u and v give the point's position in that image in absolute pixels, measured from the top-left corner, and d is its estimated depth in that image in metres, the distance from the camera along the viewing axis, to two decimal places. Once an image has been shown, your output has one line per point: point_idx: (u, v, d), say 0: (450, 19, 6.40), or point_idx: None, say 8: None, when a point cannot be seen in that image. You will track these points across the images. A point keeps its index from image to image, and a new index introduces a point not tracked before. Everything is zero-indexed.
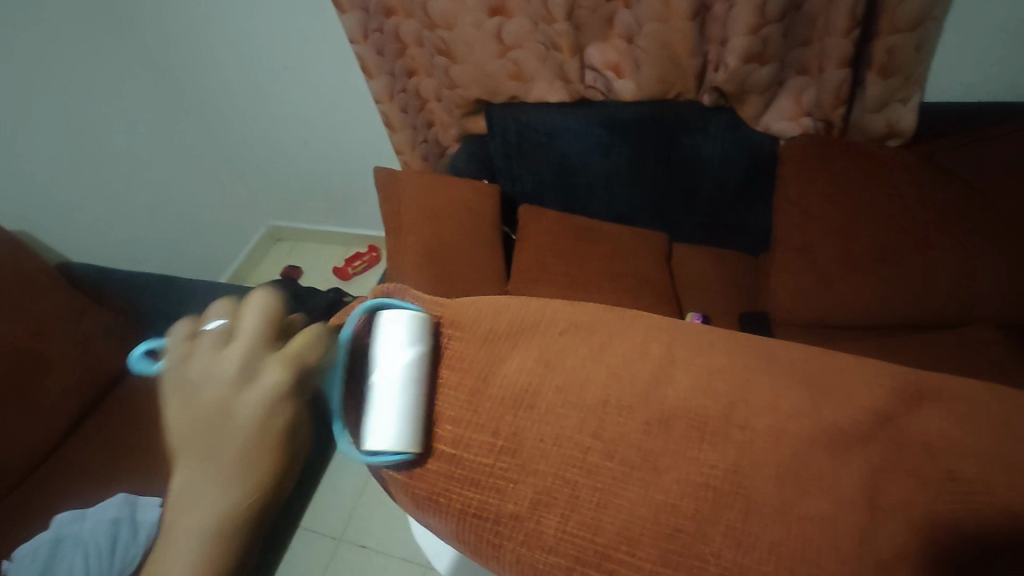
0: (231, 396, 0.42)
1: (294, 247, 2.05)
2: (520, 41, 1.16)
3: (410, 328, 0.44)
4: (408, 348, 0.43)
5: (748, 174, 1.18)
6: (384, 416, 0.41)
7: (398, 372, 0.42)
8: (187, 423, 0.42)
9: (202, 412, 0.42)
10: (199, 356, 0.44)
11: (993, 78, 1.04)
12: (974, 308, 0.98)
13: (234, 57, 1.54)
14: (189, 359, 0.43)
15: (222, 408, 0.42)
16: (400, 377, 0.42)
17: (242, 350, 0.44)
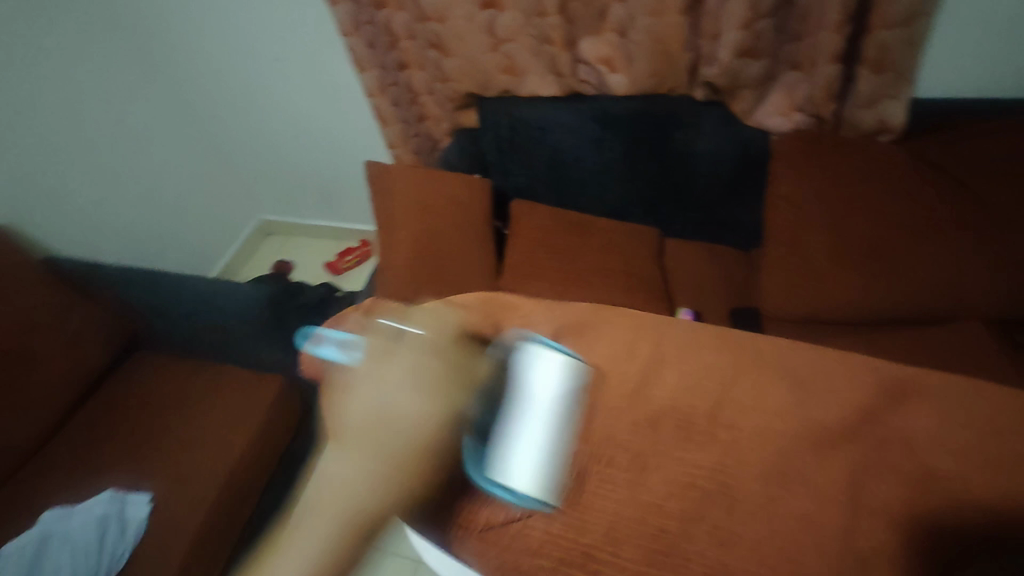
0: (407, 400, 0.65)
1: (285, 241, 2.04)
2: (512, 35, 1.15)
3: (562, 375, 0.59)
4: (559, 388, 0.58)
5: (741, 169, 1.18)
6: (529, 444, 0.54)
7: (549, 411, 0.56)
8: (368, 417, 0.63)
9: (380, 409, 0.64)
10: (388, 363, 0.70)
11: (985, 73, 1.04)
12: (962, 304, 0.99)
13: (224, 49, 1.52)
14: (388, 360, 0.70)
15: (395, 412, 0.64)
16: (548, 416, 0.56)
17: (404, 365, 0.69)
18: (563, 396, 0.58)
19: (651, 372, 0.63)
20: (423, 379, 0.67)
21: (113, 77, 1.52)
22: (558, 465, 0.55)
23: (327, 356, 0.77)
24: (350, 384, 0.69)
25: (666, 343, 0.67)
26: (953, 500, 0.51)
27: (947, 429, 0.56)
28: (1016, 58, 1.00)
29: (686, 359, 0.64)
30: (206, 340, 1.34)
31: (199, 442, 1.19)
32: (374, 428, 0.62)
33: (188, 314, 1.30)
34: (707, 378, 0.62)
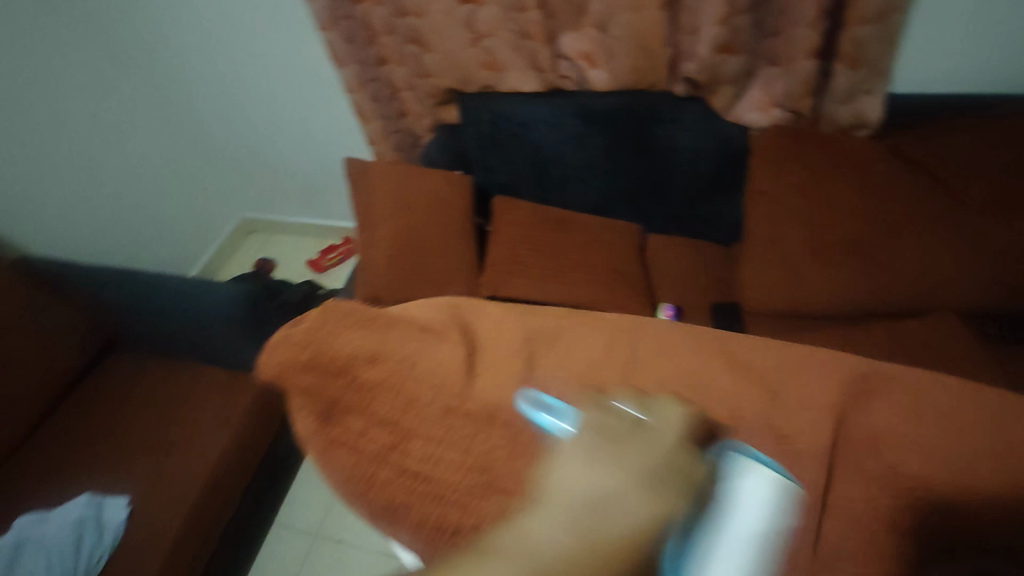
0: (638, 494, 0.42)
1: (266, 239, 2.01)
2: (492, 30, 1.14)
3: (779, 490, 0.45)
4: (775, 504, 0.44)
5: (721, 165, 1.19)
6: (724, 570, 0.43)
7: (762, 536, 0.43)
8: (582, 505, 0.42)
9: (601, 496, 0.42)
10: (610, 440, 0.46)
11: (960, 68, 1.05)
12: (936, 297, 1.00)
13: (201, 43, 1.50)
14: (599, 436, 0.47)
15: (608, 505, 0.41)
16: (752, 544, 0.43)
17: (631, 449, 0.45)
18: (773, 526, 0.44)
19: (626, 373, 0.64)
20: (650, 471, 0.44)
21: (87, 72, 1.48)
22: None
23: (543, 426, 0.52)
24: (562, 461, 0.45)
25: (641, 347, 0.66)
26: (910, 497, 0.53)
27: (909, 425, 0.57)
28: (988, 54, 1.02)
29: (660, 363, 0.64)
30: (183, 340, 1.31)
31: (177, 445, 1.18)
32: (608, 525, 0.40)
33: (164, 314, 1.27)
34: (678, 383, 0.62)
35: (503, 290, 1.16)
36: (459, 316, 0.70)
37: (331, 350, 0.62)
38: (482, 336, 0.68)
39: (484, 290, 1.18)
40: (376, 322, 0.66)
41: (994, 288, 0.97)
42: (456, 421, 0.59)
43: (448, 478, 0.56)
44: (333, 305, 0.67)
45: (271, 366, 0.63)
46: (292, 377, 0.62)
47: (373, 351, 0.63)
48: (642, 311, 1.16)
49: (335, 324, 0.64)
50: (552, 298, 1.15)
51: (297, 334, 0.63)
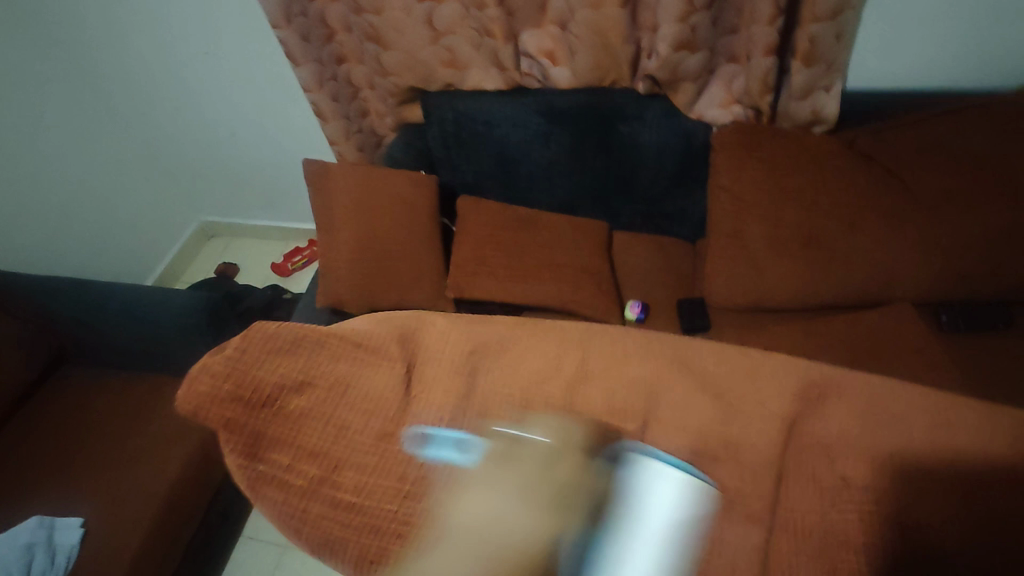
0: (538, 513, 0.47)
1: (228, 243, 1.96)
2: (452, 27, 1.13)
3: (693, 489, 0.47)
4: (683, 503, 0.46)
5: (684, 162, 1.19)
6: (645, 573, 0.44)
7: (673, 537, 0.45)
8: (477, 539, 0.46)
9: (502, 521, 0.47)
10: (501, 471, 0.50)
11: (910, 63, 1.08)
12: (892, 288, 1.03)
13: (152, 41, 1.42)
14: (497, 467, 0.50)
15: (506, 535, 0.46)
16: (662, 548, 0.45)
17: (520, 475, 0.49)
18: (681, 519, 0.46)
19: (579, 388, 0.58)
20: (536, 493, 0.48)
21: (22, 73, 1.40)
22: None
23: (431, 461, 0.52)
24: (453, 496, 0.50)
25: (595, 355, 0.60)
26: (867, 510, 0.49)
27: (862, 432, 0.54)
28: (937, 50, 1.05)
29: (620, 374, 0.59)
30: (139, 352, 1.26)
31: (135, 461, 1.13)
32: (509, 552, 0.45)
33: (117, 325, 1.22)
34: (633, 393, 0.58)
35: (469, 292, 1.15)
36: (398, 325, 0.62)
37: (260, 374, 0.53)
38: (422, 347, 0.60)
39: (450, 292, 1.16)
40: (305, 343, 0.56)
41: (947, 277, 0.99)
42: (393, 447, 0.53)
43: (383, 508, 0.50)
44: (257, 330, 0.55)
45: (185, 401, 0.51)
46: (208, 414, 0.51)
47: (302, 375, 0.54)
48: (609, 309, 1.16)
49: (258, 352, 0.54)
50: (519, 298, 1.14)
51: (222, 359, 0.52)
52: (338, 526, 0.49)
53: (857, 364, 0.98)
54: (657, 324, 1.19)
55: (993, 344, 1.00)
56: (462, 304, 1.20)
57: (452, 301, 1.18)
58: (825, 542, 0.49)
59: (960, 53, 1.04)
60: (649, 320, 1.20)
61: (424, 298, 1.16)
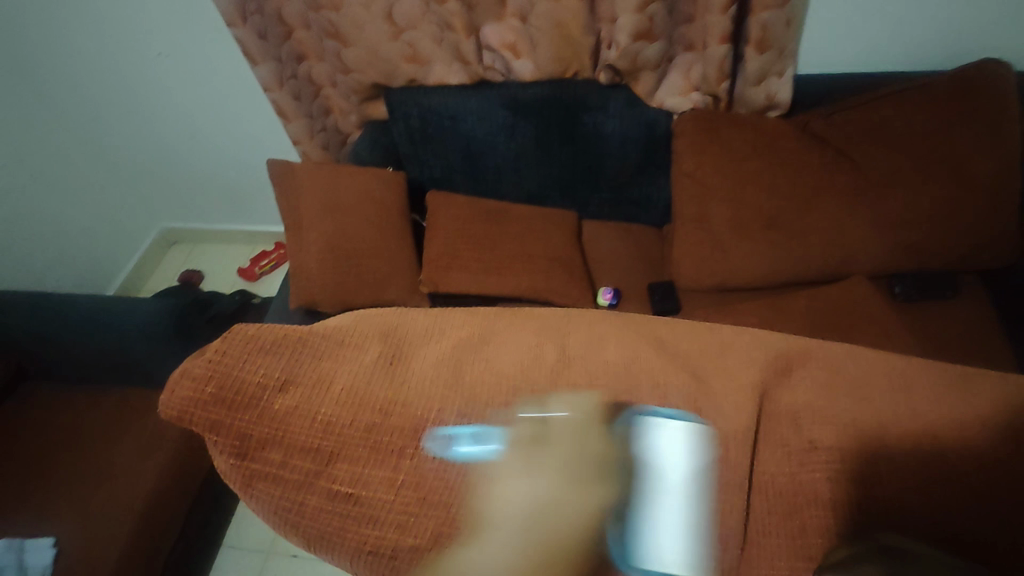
0: (574, 494, 0.46)
1: (192, 249, 1.91)
2: (413, 22, 1.13)
3: (689, 441, 0.52)
4: (697, 457, 0.51)
5: (648, 149, 1.22)
6: (670, 525, 0.48)
7: (687, 480, 0.50)
8: (535, 522, 0.45)
9: (540, 509, 0.45)
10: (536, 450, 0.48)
11: (857, 48, 1.13)
12: (848, 263, 1.07)
13: (101, 43, 1.36)
14: (542, 444, 0.49)
15: (567, 511, 0.46)
16: (684, 491, 0.49)
17: (567, 453, 0.48)
18: (691, 468, 0.50)
19: (565, 369, 0.55)
20: (580, 467, 0.48)
21: None
22: (706, 544, 0.48)
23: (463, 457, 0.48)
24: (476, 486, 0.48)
25: (571, 344, 0.59)
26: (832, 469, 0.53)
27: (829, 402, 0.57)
28: (880, 34, 1.10)
29: (604, 357, 0.57)
30: (104, 366, 1.23)
31: (111, 475, 1.11)
32: (569, 522, 0.45)
33: (80, 340, 1.19)
34: (617, 375, 0.55)
35: (443, 286, 1.15)
36: (381, 322, 0.58)
37: (243, 374, 0.50)
38: (407, 338, 0.57)
39: (424, 287, 1.16)
40: (287, 341, 0.53)
41: (898, 251, 1.05)
42: (382, 438, 0.49)
43: (378, 500, 0.47)
44: (238, 330, 0.52)
45: (174, 403, 0.48)
46: (199, 415, 0.48)
47: (282, 375, 0.51)
48: (581, 296, 1.19)
49: (239, 351, 0.51)
50: (494, 290, 1.16)
51: (202, 362, 0.50)
52: (335, 519, 0.47)
53: (817, 336, 1.04)
54: (628, 309, 1.22)
55: (943, 311, 1.07)
56: (437, 297, 1.20)
57: (427, 296, 1.18)
58: (799, 500, 0.52)
59: (904, 36, 1.09)
60: (621, 305, 1.23)
61: (397, 295, 1.16)
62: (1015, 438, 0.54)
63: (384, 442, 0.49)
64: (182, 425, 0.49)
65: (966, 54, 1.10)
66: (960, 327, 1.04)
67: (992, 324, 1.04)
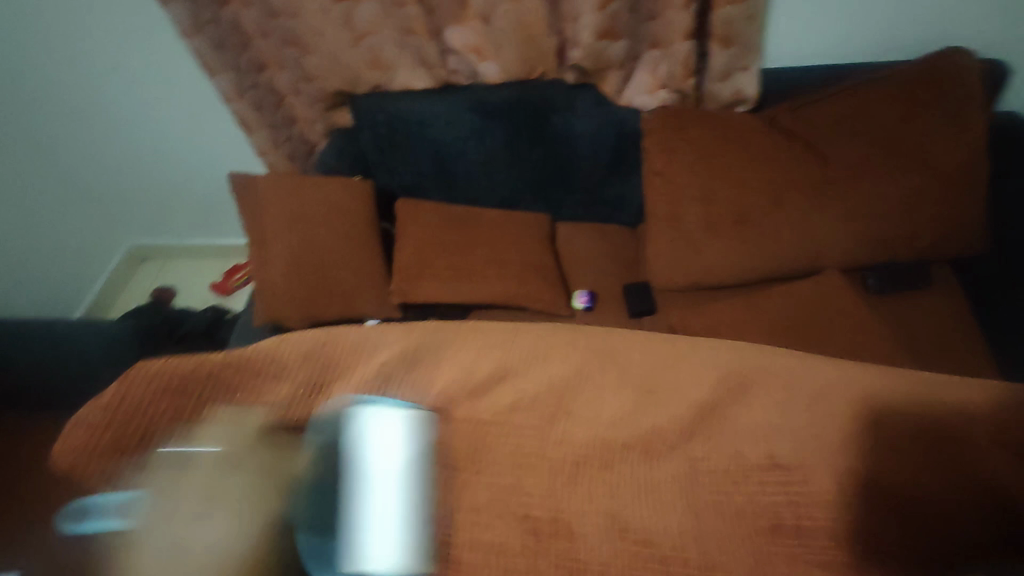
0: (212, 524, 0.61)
1: (163, 266, 1.87)
2: (373, 27, 1.10)
3: (405, 432, 0.64)
4: (406, 443, 0.64)
5: (619, 149, 1.20)
6: (379, 509, 0.60)
7: (390, 468, 0.62)
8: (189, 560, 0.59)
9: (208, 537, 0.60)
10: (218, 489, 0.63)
11: (822, 40, 1.12)
12: (822, 258, 1.07)
13: (55, 58, 1.31)
14: (228, 469, 0.63)
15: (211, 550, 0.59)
16: (400, 478, 0.62)
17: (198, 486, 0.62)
18: (406, 455, 0.64)
19: (491, 390, 0.69)
20: (224, 488, 0.63)
21: None
22: (421, 529, 0.60)
23: (95, 529, 0.60)
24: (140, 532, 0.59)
25: (513, 360, 0.71)
26: (822, 483, 0.61)
27: (778, 411, 0.67)
28: (845, 25, 1.09)
29: (531, 375, 0.70)
30: (68, 391, 1.18)
31: None
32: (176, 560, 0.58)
33: (40, 365, 1.14)
34: (549, 393, 0.69)
35: (414, 295, 1.13)
36: (310, 342, 0.69)
37: (141, 417, 0.61)
38: (336, 364, 0.69)
39: (394, 298, 1.14)
40: (192, 379, 0.63)
41: (870, 242, 1.04)
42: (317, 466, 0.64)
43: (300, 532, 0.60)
44: (137, 371, 0.61)
45: (66, 453, 0.60)
46: (88, 462, 0.60)
47: (191, 413, 0.63)
48: (555, 301, 1.17)
49: (138, 394, 0.61)
50: (466, 297, 1.14)
51: (95, 412, 0.60)
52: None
53: (790, 331, 1.04)
54: (605, 311, 1.21)
55: (917, 302, 1.07)
56: (408, 307, 1.17)
57: (398, 306, 1.16)
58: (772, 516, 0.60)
59: (870, 27, 1.09)
60: (597, 307, 1.22)
61: (369, 307, 1.14)
62: (947, 474, 0.60)
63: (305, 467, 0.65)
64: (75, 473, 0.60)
65: (932, 42, 1.10)
66: (935, 318, 1.04)
67: (966, 317, 1.04)
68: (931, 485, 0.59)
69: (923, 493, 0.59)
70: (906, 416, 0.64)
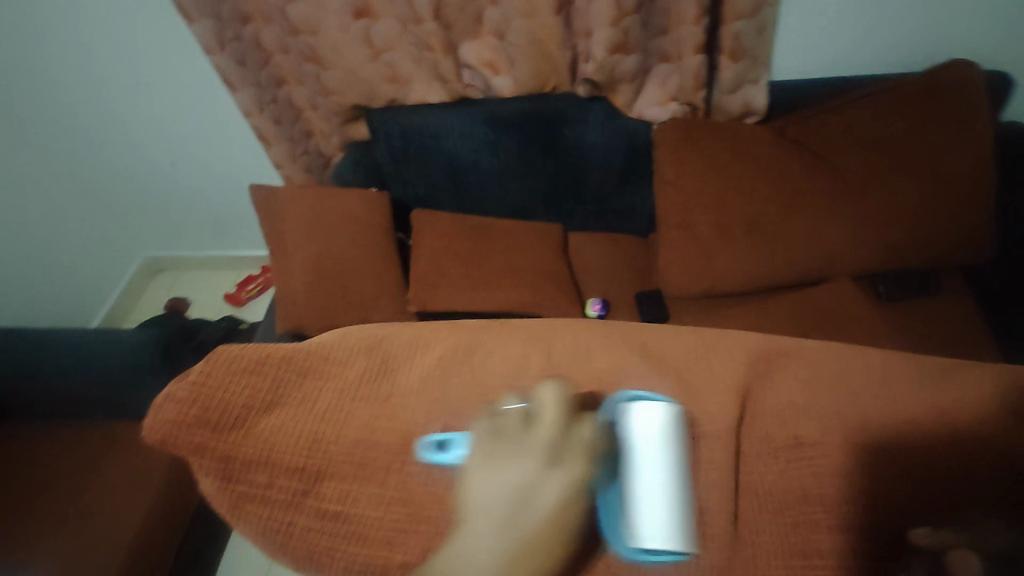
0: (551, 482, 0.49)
1: (177, 278, 1.90)
2: (390, 43, 1.13)
3: (663, 415, 0.56)
4: (662, 427, 0.56)
5: (630, 160, 1.23)
6: (649, 495, 0.51)
7: (657, 449, 0.54)
8: (507, 511, 0.48)
9: (524, 494, 0.48)
10: (531, 459, 0.50)
11: (826, 55, 1.15)
12: (831, 265, 1.08)
13: (77, 72, 1.34)
14: (546, 428, 0.53)
15: (539, 507, 0.48)
16: (663, 462, 0.54)
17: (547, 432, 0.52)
18: (666, 440, 0.55)
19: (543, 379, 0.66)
20: (564, 451, 0.51)
21: None
22: (687, 523, 0.51)
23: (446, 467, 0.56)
24: (480, 476, 0.50)
25: (556, 351, 0.70)
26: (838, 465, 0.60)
27: (806, 397, 0.66)
28: (849, 39, 1.12)
29: (577, 365, 0.69)
30: (89, 400, 1.20)
31: (97, 517, 1.07)
32: (528, 515, 0.48)
33: (62, 375, 1.16)
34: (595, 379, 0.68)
35: (431, 304, 1.15)
36: (367, 337, 0.70)
37: (225, 395, 0.60)
38: (395, 354, 0.69)
39: (412, 306, 1.16)
40: (266, 363, 0.63)
41: (878, 250, 1.06)
42: (371, 456, 0.60)
43: (370, 517, 0.57)
44: (219, 354, 0.62)
45: (154, 429, 0.58)
46: (178, 438, 0.57)
47: (268, 397, 0.62)
48: (570, 308, 1.18)
49: (222, 372, 0.61)
50: (483, 304, 1.15)
51: (186, 384, 0.60)
52: (325, 536, 0.56)
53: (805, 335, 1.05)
54: (618, 319, 1.23)
55: (927, 307, 1.08)
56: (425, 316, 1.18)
57: (415, 314, 1.17)
58: (792, 498, 0.59)
59: (874, 42, 1.12)
60: (610, 315, 1.24)
61: (386, 315, 1.15)
62: (962, 450, 0.59)
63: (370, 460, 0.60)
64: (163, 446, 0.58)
65: (934, 55, 1.13)
66: (946, 323, 1.06)
67: (973, 320, 1.07)
68: (947, 462, 0.59)
69: (931, 462, 0.59)
70: (927, 401, 0.63)
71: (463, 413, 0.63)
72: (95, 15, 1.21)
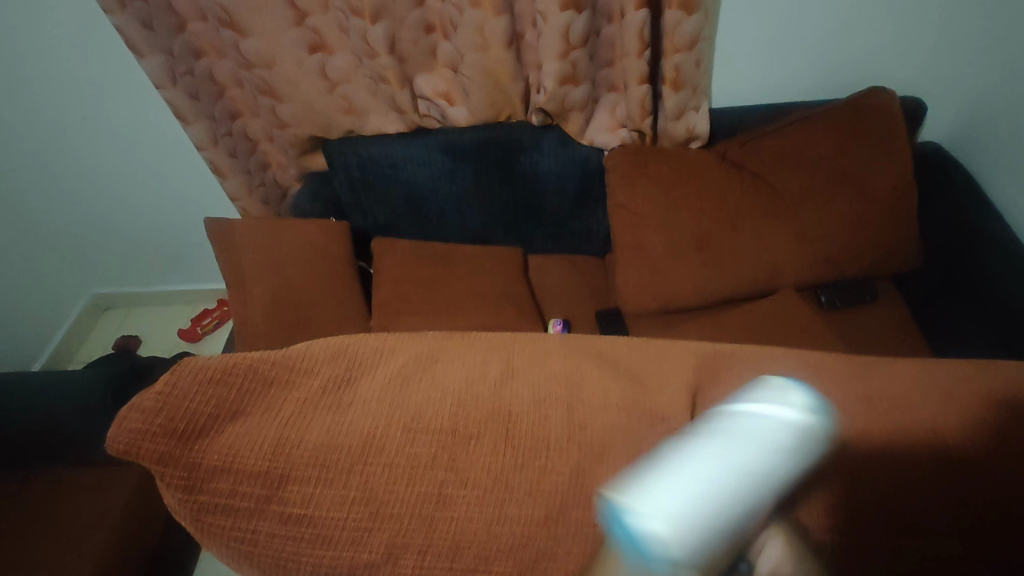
0: None
1: (126, 315, 1.83)
2: (347, 77, 1.15)
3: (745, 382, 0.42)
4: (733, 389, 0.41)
5: (585, 185, 1.28)
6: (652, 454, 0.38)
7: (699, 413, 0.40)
8: None
9: None
10: None
11: (759, 84, 1.24)
12: (776, 279, 1.14)
13: (19, 104, 1.29)
14: None
15: None
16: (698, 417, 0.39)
17: None
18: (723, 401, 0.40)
19: (508, 384, 0.61)
20: None
21: None
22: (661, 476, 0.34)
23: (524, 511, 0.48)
24: None
25: (516, 358, 0.64)
26: None
27: None
28: (780, 70, 1.21)
29: (542, 366, 0.64)
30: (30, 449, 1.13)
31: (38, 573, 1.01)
32: None
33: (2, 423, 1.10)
34: (557, 385, 0.61)
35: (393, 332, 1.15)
36: (331, 344, 0.63)
37: (191, 404, 0.54)
38: (353, 362, 0.62)
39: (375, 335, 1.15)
40: (234, 369, 0.57)
41: (817, 263, 1.13)
42: (334, 457, 0.54)
43: (333, 517, 0.52)
44: (185, 364, 0.56)
45: (118, 442, 0.51)
46: (145, 446, 0.51)
47: (234, 405, 0.56)
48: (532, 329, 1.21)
49: (188, 382, 0.54)
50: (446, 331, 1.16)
51: (153, 395, 0.53)
52: (290, 541, 0.52)
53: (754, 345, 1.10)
54: None
55: (863, 315, 1.16)
56: None
57: None
58: None
59: (801, 72, 1.21)
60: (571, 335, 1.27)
61: None
62: (945, 483, 0.53)
63: (332, 462, 0.54)
64: (128, 458, 0.52)
65: (853, 83, 1.23)
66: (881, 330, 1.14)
67: (905, 328, 1.15)
68: (929, 499, 0.52)
69: (911, 493, 0.53)
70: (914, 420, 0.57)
71: (420, 417, 0.57)
72: (40, 48, 1.19)
